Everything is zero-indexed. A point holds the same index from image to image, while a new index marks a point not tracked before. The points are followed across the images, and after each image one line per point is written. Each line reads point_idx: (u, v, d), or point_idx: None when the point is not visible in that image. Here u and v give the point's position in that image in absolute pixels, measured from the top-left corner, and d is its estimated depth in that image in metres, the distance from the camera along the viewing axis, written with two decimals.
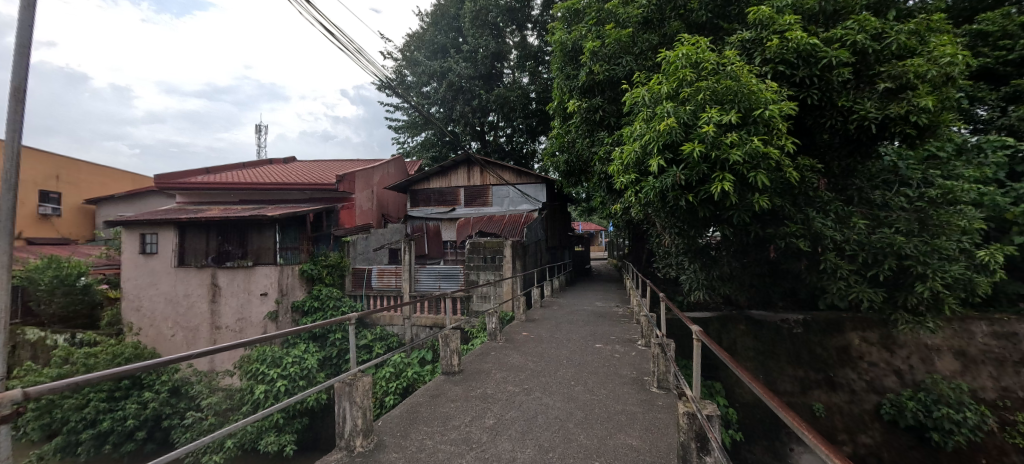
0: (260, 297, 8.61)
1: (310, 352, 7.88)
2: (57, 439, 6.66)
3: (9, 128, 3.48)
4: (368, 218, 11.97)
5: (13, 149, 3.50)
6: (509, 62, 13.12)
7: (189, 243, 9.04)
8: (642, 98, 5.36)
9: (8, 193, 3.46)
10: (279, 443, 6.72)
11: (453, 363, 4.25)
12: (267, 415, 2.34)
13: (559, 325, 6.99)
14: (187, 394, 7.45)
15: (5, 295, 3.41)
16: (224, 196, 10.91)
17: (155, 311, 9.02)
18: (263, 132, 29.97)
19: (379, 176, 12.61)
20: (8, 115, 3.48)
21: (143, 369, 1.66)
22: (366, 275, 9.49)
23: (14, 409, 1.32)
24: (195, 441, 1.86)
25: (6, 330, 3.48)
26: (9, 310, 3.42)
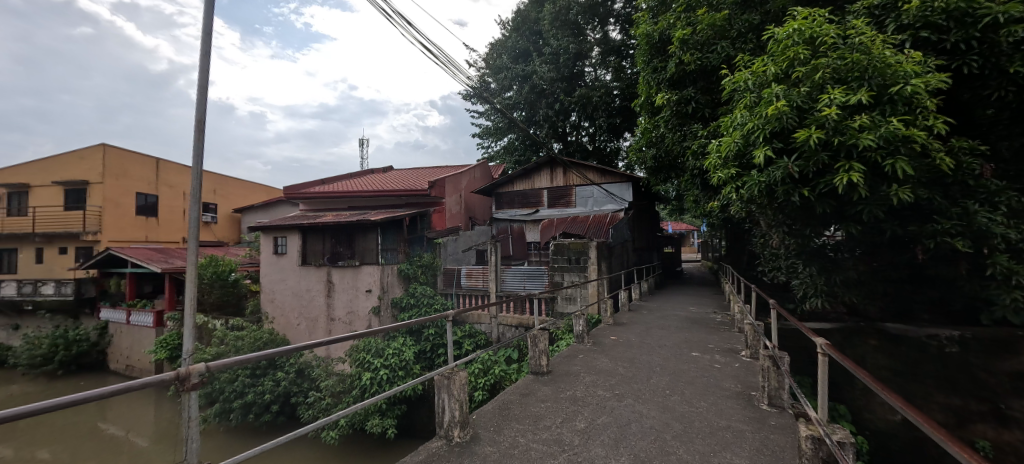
0: (366, 293, 9.58)
1: (407, 343, 8.43)
2: (216, 406, 8.13)
3: (194, 154, 4.82)
4: (457, 220, 12.62)
5: (196, 172, 4.88)
6: (590, 60, 12.89)
7: (310, 245, 10.40)
8: (743, 84, 4.91)
9: (195, 204, 4.98)
10: (382, 426, 7.41)
11: (541, 363, 4.30)
12: (379, 401, 2.59)
13: (649, 330, 6.68)
14: (310, 376, 8.54)
15: (192, 276, 5.08)
16: (337, 204, 12.31)
17: (286, 305, 10.50)
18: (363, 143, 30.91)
19: (466, 181, 13.18)
20: (194, 143, 4.80)
21: (283, 353, 1.98)
22: (456, 273, 10.03)
23: (201, 379, 1.65)
24: (322, 420, 2.14)
25: (192, 300, 5.09)
26: (195, 286, 5.10)
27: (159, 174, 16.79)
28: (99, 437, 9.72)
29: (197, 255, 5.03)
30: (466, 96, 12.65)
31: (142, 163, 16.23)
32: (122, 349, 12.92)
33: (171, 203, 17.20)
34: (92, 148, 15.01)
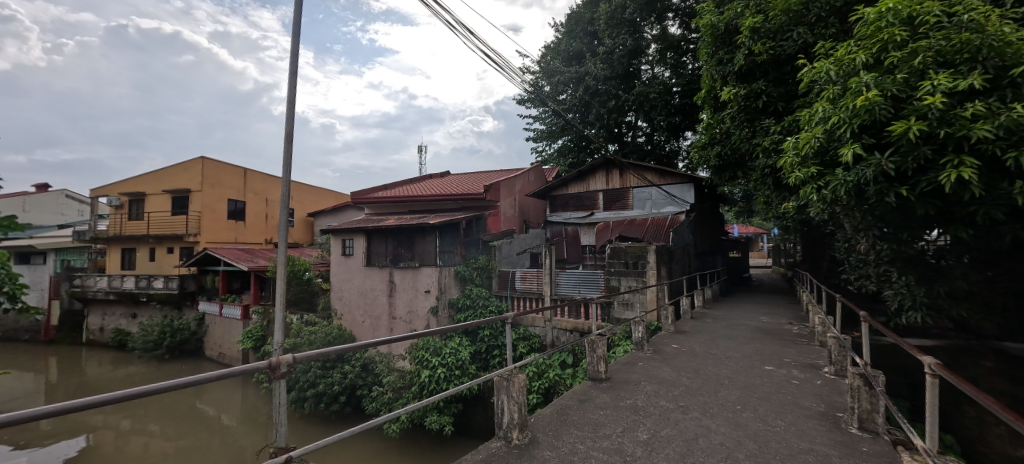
0: (425, 293, 9.95)
1: (463, 342, 8.62)
2: (292, 394, 8.84)
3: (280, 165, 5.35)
4: (512, 223, 12.72)
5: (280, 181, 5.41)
6: (647, 57, 12.48)
7: (374, 247, 11.00)
8: (825, 74, 4.49)
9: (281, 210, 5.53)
10: (439, 423, 7.65)
11: (600, 369, 4.21)
12: (441, 399, 2.68)
13: (714, 340, 6.29)
14: (373, 371, 9.03)
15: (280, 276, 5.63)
16: (398, 208, 12.91)
17: (353, 303, 11.17)
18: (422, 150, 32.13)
19: (520, 184, 13.24)
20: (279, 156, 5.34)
21: (353, 348, 2.12)
22: (510, 276, 10.08)
23: (288, 368, 1.80)
24: (385, 414, 2.24)
25: (279, 296, 5.66)
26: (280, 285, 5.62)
27: (246, 182, 18.65)
28: (197, 416, 10.95)
29: (283, 256, 5.53)
30: (520, 100, 12.75)
31: (232, 173, 18.12)
32: (216, 339, 14.46)
33: (256, 208, 19.04)
34: (192, 161, 17.02)
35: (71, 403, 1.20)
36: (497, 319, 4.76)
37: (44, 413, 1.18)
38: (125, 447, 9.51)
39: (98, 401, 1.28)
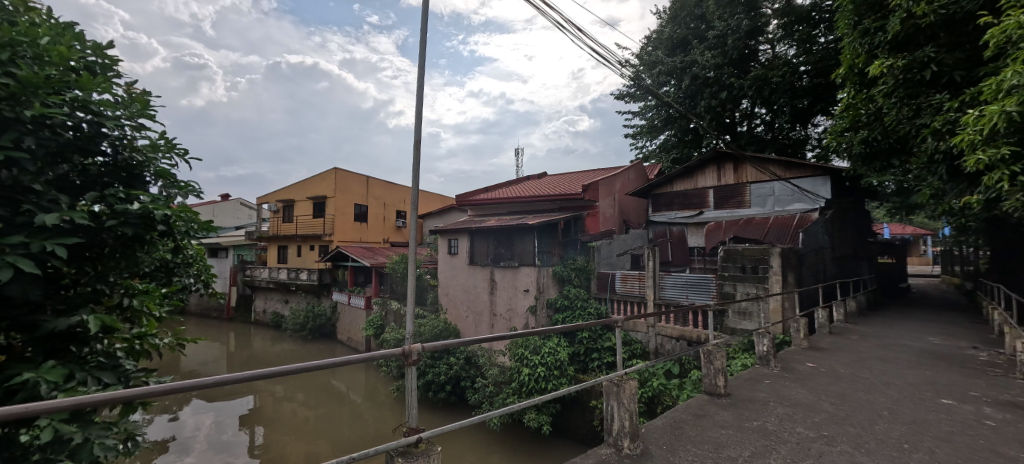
0: (524, 292, 10.18)
1: (562, 343, 8.56)
2: None
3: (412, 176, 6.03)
4: (612, 223, 12.28)
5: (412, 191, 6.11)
6: (767, 35, 11.05)
7: (477, 246, 11.55)
8: (1021, 31, 3.52)
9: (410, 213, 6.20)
10: (538, 421, 7.79)
11: (718, 384, 3.83)
12: (549, 400, 2.70)
13: (861, 361, 5.31)
14: (476, 364, 9.52)
15: (408, 272, 6.30)
16: (499, 209, 13.34)
17: (457, 299, 11.83)
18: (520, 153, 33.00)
19: (620, 183, 12.72)
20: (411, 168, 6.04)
21: (464, 343, 2.24)
22: (610, 278, 9.73)
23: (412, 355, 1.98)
24: (495, 411, 2.32)
25: (407, 289, 6.31)
26: (409, 280, 6.28)
27: (369, 188, 21.02)
28: (331, 390, 12.69)
29: (412, 253, 6.18)
30: (620, 97, 12.18)
31: (358, 181, 20.57)
32: (345, 325, 16.52)
33: (377, 211, 21.37)
34: (328, 172, 19.74)
35: (250, 373, 1.50)
36: (596, 323, 4.65)
37: (238, 379, 1.49)
38: (280, 410, 11.43)
39: (275, 372, 1.57)
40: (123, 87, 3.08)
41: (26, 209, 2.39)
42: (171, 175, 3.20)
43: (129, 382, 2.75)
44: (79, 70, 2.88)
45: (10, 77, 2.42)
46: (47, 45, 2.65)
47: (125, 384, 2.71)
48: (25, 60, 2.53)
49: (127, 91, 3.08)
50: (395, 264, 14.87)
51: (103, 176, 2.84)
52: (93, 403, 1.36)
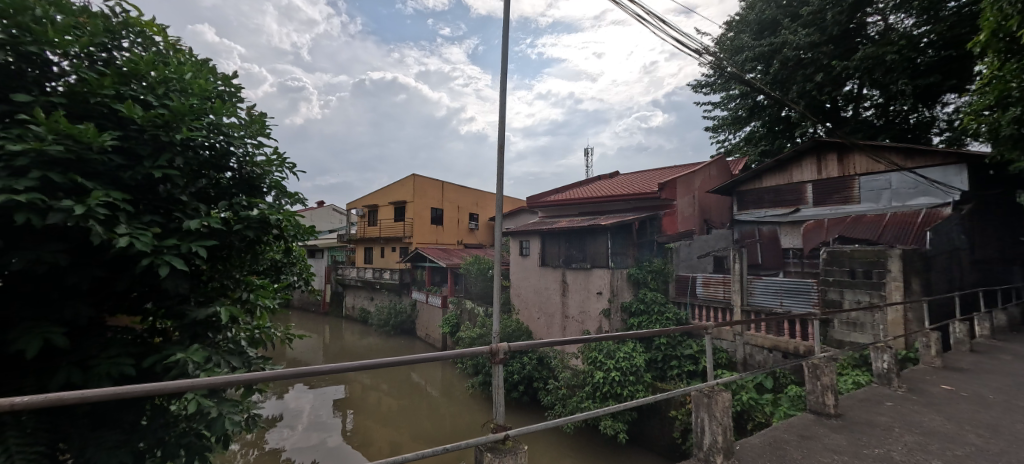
0: (597, 295, 9.97)
1: (638, 349, 8.20)
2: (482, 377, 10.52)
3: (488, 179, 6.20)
4: (691, 224, 11.44)
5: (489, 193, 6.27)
6: (877, 5, 9.64)
7: (548, 248, 11.55)
8: None
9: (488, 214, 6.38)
10: (614, 428, 7.59)
11: (827, 402, 3.41)
12: (635, 407, 2.60)
13: (1018, 387, 4.40)
14: (549, 366, 9.53)
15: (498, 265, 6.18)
16: (570, 211, 13.14)
17: (529, 300, 11.91)
18: (590, 153, 32.33)
19: (700, 180, 11.89)
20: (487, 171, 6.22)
21: (546, 344, 2.25)
22: (691, 282, 9.10)
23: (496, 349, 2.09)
24: (576, 415, 2.33)
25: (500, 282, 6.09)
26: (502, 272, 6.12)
27: (444, 193, 22.03)
28: (412, 383, 13.49)
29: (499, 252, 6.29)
30: (702, 88, 10.99)
31: (434, 186, 21.66)
32: (423, 323, 17.39)
33: (451, 215, 22.30)
34: (407, 178, 21.08)
35: (369, 362, 1.75)
36: (674, 328, 4.41)
37: (353, 367, 1.74)
38: (367, 398, 12.39)
39: (381, 363, 1.78)
40: (245, 110, 3.57)
41: (178, 216, 2.87)
42: (282, 185, 3.62)
43: (252, 367, 3.16)
44: (213, 99, 3.40)
45: (164, 108, 2.92)
46: (191, 79, 3.15)
47: (248, 368, 3.11)
48: (175, 93, 3.04)
49: (248, 114, 3.57)
50: (469, 265, 15.42)
51: (231, 188, 3.29)
52: (221, 385, 1.55)
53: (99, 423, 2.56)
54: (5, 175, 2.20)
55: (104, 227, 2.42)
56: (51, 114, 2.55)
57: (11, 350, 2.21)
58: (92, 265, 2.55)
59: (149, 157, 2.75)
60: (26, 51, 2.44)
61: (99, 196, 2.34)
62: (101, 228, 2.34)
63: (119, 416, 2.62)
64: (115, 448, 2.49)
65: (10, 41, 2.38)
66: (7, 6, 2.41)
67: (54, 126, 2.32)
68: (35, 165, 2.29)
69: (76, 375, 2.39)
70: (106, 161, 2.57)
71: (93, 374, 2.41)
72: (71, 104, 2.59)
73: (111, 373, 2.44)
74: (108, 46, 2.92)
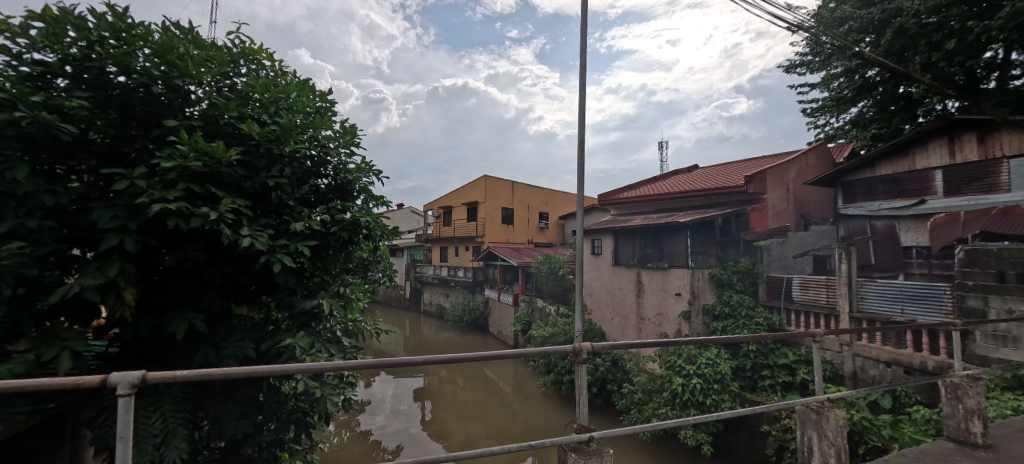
0: (675, 296, 9.50)
1: (723, 355, 7.57)
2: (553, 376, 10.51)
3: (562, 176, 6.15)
4: (785, 219, 9.69)
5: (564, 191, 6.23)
6: None
7: (621, 247, 11.19)
8: None
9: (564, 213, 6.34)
10: (696, 439, 7.13)
11: (973, 430, 2.89)
12: (736, 418, 2.42)
13: None
14: (624, 368, 9.23)
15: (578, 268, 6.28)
16: (644, 208, 12.42)
17: (602, 300, 11.63)
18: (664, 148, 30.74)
19: (795, 171, 10.33)
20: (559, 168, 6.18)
21: (631, 346, 2.20)
22: (785, 284, 8.21)
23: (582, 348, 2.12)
24: (669, 421, 2.27)
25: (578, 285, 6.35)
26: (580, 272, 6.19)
27: (514, 192, 22.34)
28: (485, 378, 13.89)
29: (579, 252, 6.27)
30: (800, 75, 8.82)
31: (504, 186, 22.04)
32: (495, 320, 17.78)
33: (521, 214, 22.53)
34: (478, 179, 21.70)
35: (471, 355, 1.87)
36: (760, 334, 4.02)
37: (448, 359, 1.86)
38: (443, 390, 12.98)
39: (472, 357, 1.88)
40: (340, 123, 3.91)
41: (288, 219, 3.24)
42: (371, 189, 3.91)
43: (347, 355, 3.48)
44: (314, 114, 3.77)
45: (276, 125, 3.31)
46: (295, 97, 3.52)
47: (345, 355, 3.43)
48: (283, 111, 3.41)
49: (341, 125, 3.90)
50: (540, 263, 15.44)
51: (329, 194, 3.63)
52: (327, 369, 1.70)
53: (229, 396, 2.99)
54: (161, 188, 2.63)
55: (232, 230, 2.80)
56: (191, 135, 3.00)
57: (167, 332, 2.65)
58: (223, 262, 2.97)
59: (264, 168, 3.13)
60: (173, 83, 2.89)
61: (227, 203, 2.71)
62: (229, 230, 2.72)
63: (243, 392, 3.04)
64: (241, 419, 2.91)
65: (162, 75, 2.85)
66: (159, 48, 2.89)
67: (194, 145, 2.72)
68: (181, 178, 2.71)
69: (212, 355, 2.81)
70: (232, 173, 2.96)
71: (226, 356, 2.82)
72: (205, 125, 3.02)
73: (239, 355, 2.83)
74: (230, 74, 3.36)
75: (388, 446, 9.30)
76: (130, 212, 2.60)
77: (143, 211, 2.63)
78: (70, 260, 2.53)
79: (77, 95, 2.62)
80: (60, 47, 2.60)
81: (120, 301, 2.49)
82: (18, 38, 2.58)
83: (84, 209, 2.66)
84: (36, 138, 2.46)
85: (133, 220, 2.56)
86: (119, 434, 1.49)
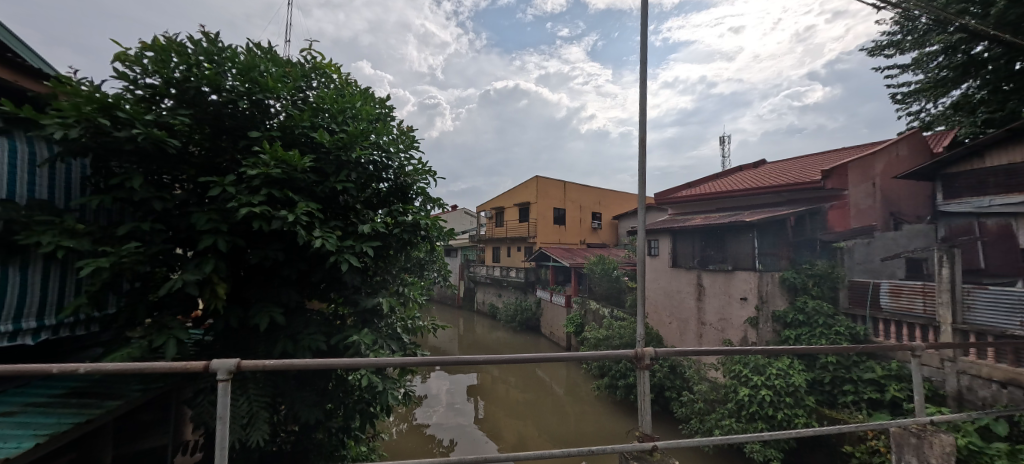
0: (740, 301, 8.99)
1: (797, 366, 6.96)
2: (606, 380, 10.27)
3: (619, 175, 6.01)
4: (869, 218, 8.73)
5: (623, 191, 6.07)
6: None
7: (680, 247, 10.70)
8: None
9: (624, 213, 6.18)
10: (764, 455, 6.59)
11: None
12: (821, 437, 2.23)
13: None
14: (682, 375, 8.80)
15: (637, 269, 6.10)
16: (704, 206, 11.71)
17: (659, 303, 11.19)
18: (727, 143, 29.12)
19: (883, 163, 9.21)
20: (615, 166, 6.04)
21: (699, 352, 2.09)
22: (870, 289, 7.28)
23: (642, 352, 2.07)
24: (748, 436, 2.15)
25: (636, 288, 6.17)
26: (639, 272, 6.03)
27: (566, 192, 22.15)
28: (537, 378, 13.89)
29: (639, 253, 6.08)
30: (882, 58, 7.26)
31: (556, 186, 21.90)
32: (548, 321, 17.69)
33: (574, 214, 22.28)
34: (530, 180, 21.71)
35: (532, 356, 1.88)
36: (840, 345, 3.66)
37: (507, 360, 1.88)
38: (496, 389, 13.14)
39: (533, 359, 1.89)
40: (399, 128, 4.09)
41: (353, 221, 3.44)
42: (428, 192, 4.05)
43: (407, 351, 3.63)
44: (376, 121, 3.97)
45: (343, 133, 3.52)
46: (360, 106, 3.72)
47: (404, 351, 3.58)
48: (349, 119, 3.64)
49: (401, 130, 4.07)
50: (593, 265, 15.15)
51: (389, 197, 3.80)
52: (389, 364, 1.78)
53: (304, 384, 3.23)
54: (248, 193, 2.90)
55: (306, 231, 3.02)
56: (271, 145, 3.28)
57: (251, 323, 2.92)
58: (298, 260, 3.21)
59: (333, 173, 3.35)
60: (255, 97, 3.17)
61: (302, 206, 2.92)
62: (304, 232, 2.94)
63: (315, 381, 3.28)
64: (314, 406, 3.14)
65: (247, 92, 3.14)
66: (245, 67, 3.18)
67: (274, 154, 2.96)
68: (263, 184, 2.96)
69: (290, 346, 3.05)
70: (306, 179, 3.19)
71: (301, 347, 3.06)
72: (283, 135, 3.28)
73: (312, 347, 3.06)
74: (304, 87, 3.63)
75: (443, 440, 9.59)
76: (222, 215, 2.88)
77: (232, 214, 2.90)
78: (174, 258, 2.86)
79: (179, 113, 2.95)
80: (166, 71, 2.96)
81: (214, 295, 2.77)
82: (134, 66, 2.96)
83: (185, 213, 3.00)
84: (148, 150, 2.81)
85: (225, 222, 2.85)
86: (219, 414, 1.66)
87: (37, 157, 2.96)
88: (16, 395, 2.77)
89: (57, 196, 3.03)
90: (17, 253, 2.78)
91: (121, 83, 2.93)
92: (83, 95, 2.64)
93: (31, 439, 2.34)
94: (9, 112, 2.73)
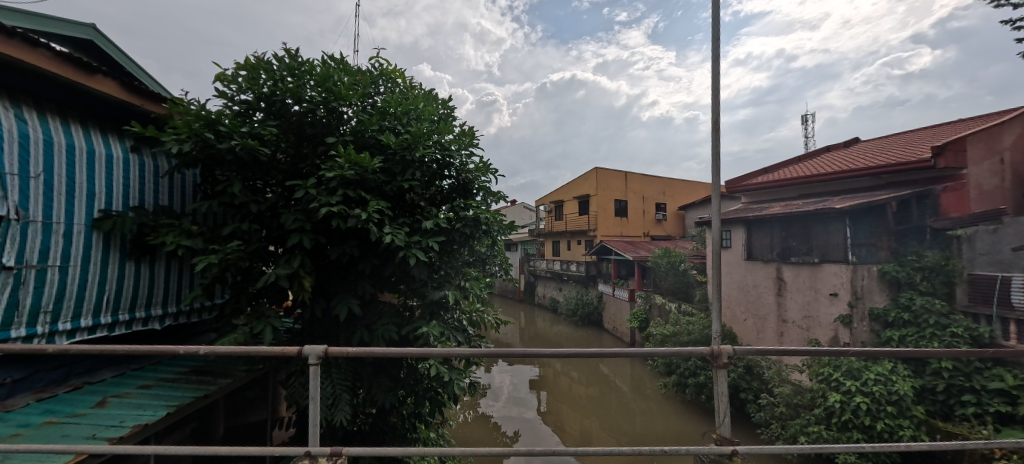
0: (830, 297, 8.22)
1: (901, 371, 6.22)
2: (674, 378, 9.86)
3: None
4: (993, 200, 7.47)
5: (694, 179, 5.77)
6: None
7: (755, 239, 9.98)
8: None
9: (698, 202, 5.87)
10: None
11: None
12: (940, 450, 1.99)
13: None
14: (760, 376, 8.22)
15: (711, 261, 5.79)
16: (783, 193, 10.74)
17: (731, 298, 10.52)
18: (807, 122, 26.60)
19: (1015, 134, 7.78)
20: None
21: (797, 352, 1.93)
22: (1000, 285, 6.13)
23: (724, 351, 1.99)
24: (853, 443, 1.99)
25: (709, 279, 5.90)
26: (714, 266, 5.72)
27: (627, 184, 21.51)
28: (600, 373, 13.69)
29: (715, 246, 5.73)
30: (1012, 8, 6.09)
31: (616, 177, 21.35)
32: (610, 316, 17.33)
33: (636, 205, 21.54)
34: (590, 172, 21.32)
35: (602, 351, 1.89)
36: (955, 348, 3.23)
37: (571, 353, 1.90)
38: (558, 383, 13.16)
39: (601, 353, 1.90)
40: (460, 127, 4.23)
41: (419, 217, 3.62)
42: (488, 187, 4.13)
43: (471, 342, 3.77)
44: (438, 121, 4.13)
45: (408, 134, 3.70)
46: (422, 108, 3.88)
47: (469, 343, 3.72)
48: (413, 120, 3.81)
49: (461, 128, 4.20)
50: (659, 258, 14.58)
51: (452, 193, 3.94)
52: (455, 355, 1.85)
53: (380, 371, 3.50)
54: (326, 194, 3.16)
55: (377, 228, 3.22)
56: (346, 148, 3.54)
57: (333, 313, 3.20)
58: (371, 255, 3.44)
59: (399, 173, 3.54)
60: (331, 106, 3.43)
61: (374, 205, 3.13)
62: (376, 228, 3.14)
63: (389, 369, 3.53)
64: (389, 392, 3.39)
65: (324, 101, 3.40)
66: (320, 78, 3.44)
67: (349, 157, 3.20)
68: (340, 185, 3.21)
69: (366, 335, 3.31)
70: (377, 179, 3.41)
71: (376, 337, 3.30)
72: (355, 139, 3.54)
73: (385, 335, 3.29)
74: (371, 93, 3.87)
75: (507, 430, 9.83)
76: (306, 215, 3.17)
77: (314, 213, 3.17)
78: (268, 255, 3.21)
79: (269, 124, 3.28)
80: (256, 88, 3.30)
81: (302, 287, 3.08)
82: (230, 84, 3.34)
83: (275, 214, 3.34)
84: (245, 159, 3.16)
85: (308, 221, 3.14)
86: (311, 395, 1.85)
87: (159, 169, 3.47)
88: (152, 371, 3.29)
89: (175, 201, 3.54)
90: (147, 252, 3.29)
91: (221, 101, 3.33)
92: (192, 113, 3.02)
93: (163, 409, 2.76)
94: (140, 132, 3.23)
